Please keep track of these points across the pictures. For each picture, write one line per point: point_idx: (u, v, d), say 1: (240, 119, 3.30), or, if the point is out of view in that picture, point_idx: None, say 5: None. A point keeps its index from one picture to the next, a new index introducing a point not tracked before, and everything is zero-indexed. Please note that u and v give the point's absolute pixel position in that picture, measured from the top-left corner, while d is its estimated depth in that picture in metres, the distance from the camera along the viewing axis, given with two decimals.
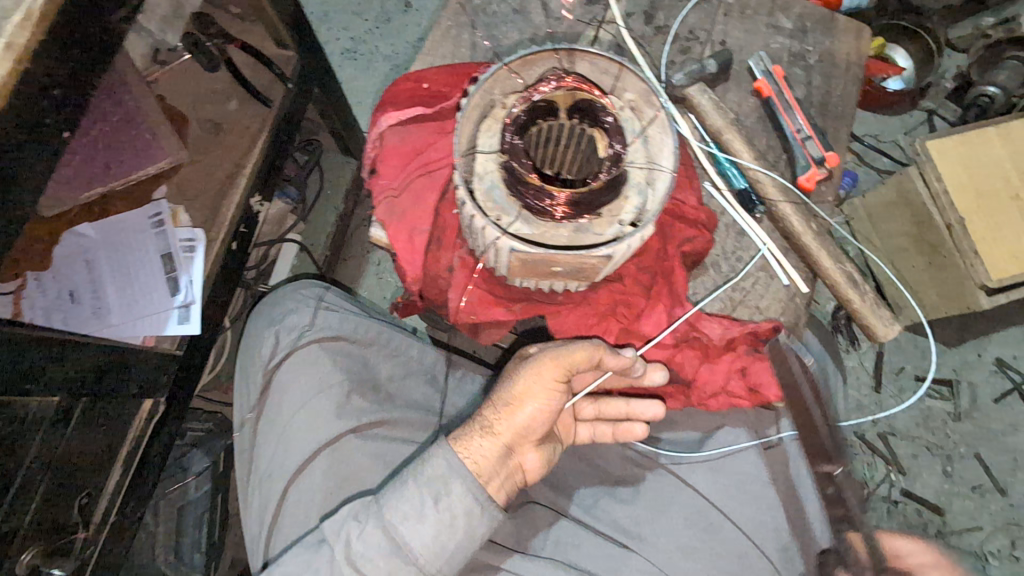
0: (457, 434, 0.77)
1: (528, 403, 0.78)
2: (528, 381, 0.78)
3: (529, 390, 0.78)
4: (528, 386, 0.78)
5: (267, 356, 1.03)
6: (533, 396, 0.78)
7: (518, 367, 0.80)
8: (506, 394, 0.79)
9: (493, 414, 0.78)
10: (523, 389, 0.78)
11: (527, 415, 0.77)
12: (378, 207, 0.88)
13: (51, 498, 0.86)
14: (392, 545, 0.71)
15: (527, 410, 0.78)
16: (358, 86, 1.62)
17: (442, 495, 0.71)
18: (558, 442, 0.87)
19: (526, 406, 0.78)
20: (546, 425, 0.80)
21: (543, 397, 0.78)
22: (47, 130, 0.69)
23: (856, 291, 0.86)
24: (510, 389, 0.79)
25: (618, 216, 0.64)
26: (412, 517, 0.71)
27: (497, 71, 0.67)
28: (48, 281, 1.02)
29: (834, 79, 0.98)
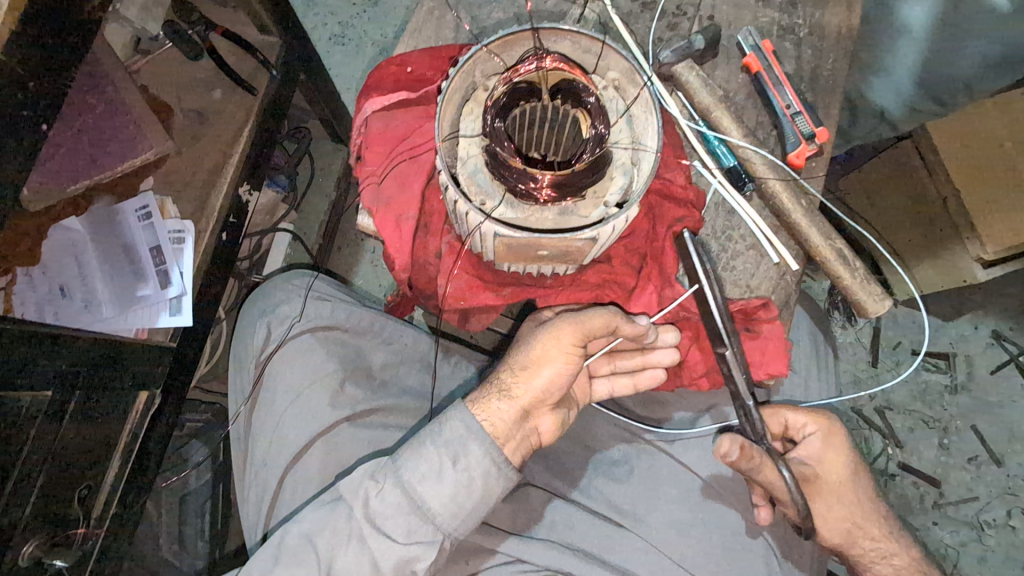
0: (476, 398, 0.78)
1: (544, 366, 0.78)
2: (546, 344, 0.79)
3: (549, 352, 0.78)
4: (548, 349, 0.78)
5: (259, 347, 1.03)
6: (553, 358, 0.78)
7: (535, 331, 0.81)
8: (523, 355, 0.79)
9: (511, 376, 0.79)
10: (541, 350, 0.78)
11: (546, 377, 0.78)
12: (364, 195, 0.87)
13: (51, 491, 0.87)
14: (411, 504, 0.72)
15: (545, 373, 0.78)
16: (346, 72, 1.60)
17: (460, 456, 0.72)
18: (574, 404, 0.88)
19: (545, 367, 0.78)
20: (564, 389, 0.80)
21: (560, 361, 0.78)
22: (24, 122, 0.68)
23: (847, 268, 0.85)
24: (526, 352, 0.79)
25: (603, 197, 0.63)
26: (430, 476, 0.71)
27: (477, 53, 0.65)
28: (37, 276, 1.02)
29: (825, 53, 0.96)
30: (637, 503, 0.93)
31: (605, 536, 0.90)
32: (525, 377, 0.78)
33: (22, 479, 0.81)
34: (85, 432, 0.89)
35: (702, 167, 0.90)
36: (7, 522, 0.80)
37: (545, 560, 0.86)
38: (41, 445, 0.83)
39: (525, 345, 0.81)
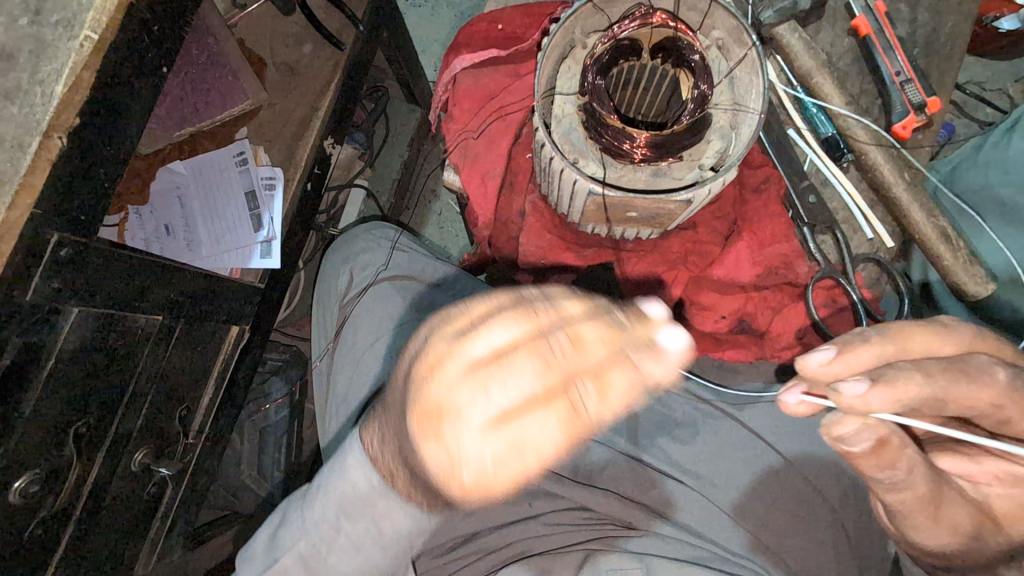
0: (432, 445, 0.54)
1: (536, 422, 0.52)
2: (547, 422, 0.51)
3: (535, 428, 0.52)
4: (459, 436, 0.52)
5: (344, 291, 1.10)
6: (577, 355, 0.52)
7: (469, 360, 0.53)
8: (515, 461, 0.52)
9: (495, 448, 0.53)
10: (512, 455, 0.52)
11: (452, 402, 0.52)
12: (452, 151, 0.96)
13: (158, 409, 0.94)
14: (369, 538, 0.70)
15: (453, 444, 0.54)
16: (425, 31, 1.61)
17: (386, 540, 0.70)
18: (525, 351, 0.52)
19: (467, 418, 0.52)
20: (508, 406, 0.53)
21: (441, 450, 0.53)
22: (148, 65, 0.73)
23: (948, 247, 0.86)
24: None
25: (698, 160, 0.64)
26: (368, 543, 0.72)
27: (581, 7, 0.64)
28: (146, 214, 1.10)
29: (944, 16, 0.95)
30: (707, 469, 0.94)
31: (665, 494, 0.93)
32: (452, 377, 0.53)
33: (135, 395, 0.88)
34: (185, 355, 0.96)
35: (798, 137, 0.93)
36: (124, 431, 0.88)
37: (606, 509, 0.92)
38: (149, 366, 0.89)
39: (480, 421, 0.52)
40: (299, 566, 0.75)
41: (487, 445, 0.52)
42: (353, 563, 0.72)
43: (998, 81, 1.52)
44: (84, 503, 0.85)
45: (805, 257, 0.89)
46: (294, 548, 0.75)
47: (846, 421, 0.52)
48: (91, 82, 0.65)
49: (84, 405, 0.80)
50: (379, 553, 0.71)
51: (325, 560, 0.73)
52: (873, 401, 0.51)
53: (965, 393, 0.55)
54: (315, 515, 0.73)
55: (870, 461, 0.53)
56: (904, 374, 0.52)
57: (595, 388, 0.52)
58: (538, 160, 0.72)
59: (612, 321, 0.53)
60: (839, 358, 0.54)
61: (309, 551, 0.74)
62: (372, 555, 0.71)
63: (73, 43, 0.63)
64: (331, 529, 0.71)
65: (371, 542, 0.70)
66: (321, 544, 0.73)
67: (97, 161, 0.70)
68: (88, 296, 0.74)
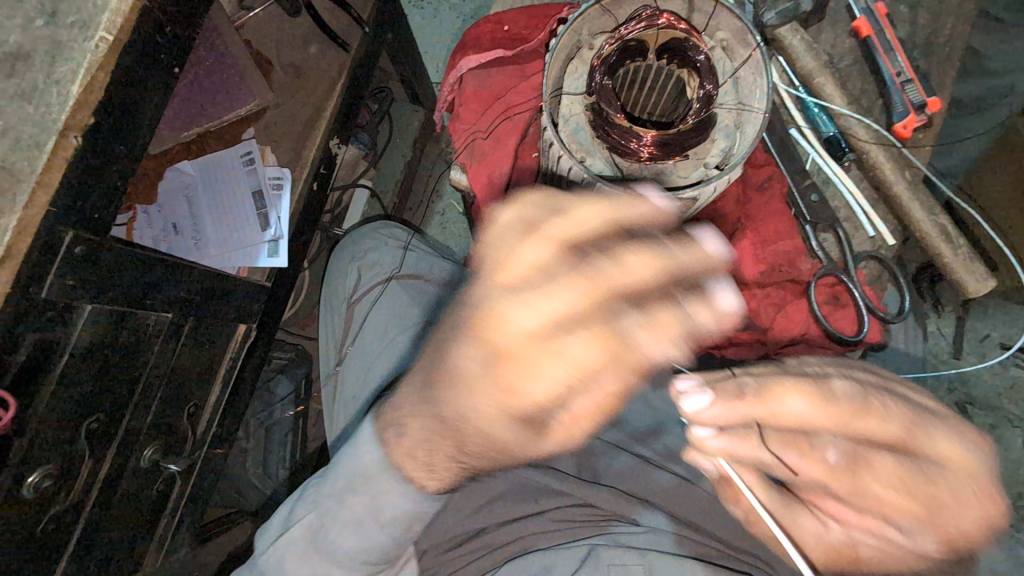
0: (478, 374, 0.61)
1: (636, 334, 0.58)
2: (649, 334, 0.58)
3: (636, 342, 0.58)
4: (561, 338, 0.57)
5: (350, 290, 1.11)
6: (637, 264, 0.57)
7: (518, 254, 0.57)
8: (549, 367, 0.58)
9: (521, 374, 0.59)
10: (609, 339, 0.58)
11: (542, 319, 0.57)
12: (458, 151, 0.98)
13: (166, 405, 0.95)
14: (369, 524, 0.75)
15: (542, 384, 0.59)
16: (428, 33, 1.62)
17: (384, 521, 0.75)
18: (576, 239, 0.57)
19: (556, 274, 0.56)
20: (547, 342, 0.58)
21: (480, 355, 0.60)
22: (161, 64, 0.74)
23: (949, 245, 0.89)
24: (473, 426, 0.65)
25: (703, 159, 0.66)
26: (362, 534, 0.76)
27: (588, 8, 0.65)
28: (155, 214, 1.12)
29: (943, 17, 0.97)
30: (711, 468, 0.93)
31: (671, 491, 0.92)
32: (534, 284, 0.57)
33: (146, 391, 0.89)
34: (194, 352, 0.97)
35: (800, 136, 0.93)
36: (134, 427, 0.89)
37: (610, 506, 0.93)
38: (159, 363, 0.90)
39: (533, 319, 0.57)
40: (304, 540, 0.80)
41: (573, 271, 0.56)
42: (352, 545, 0.77)
43: None
44: (95, 498, 0.86)
45: (807, 255, 0.90)
46: (302, 520, 0.80)
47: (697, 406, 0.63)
48: (104, 81, 0.66)
49: (95, 401, 0.81)
50: (378, 535, 0.76)
51: (327, 538, 0.77)
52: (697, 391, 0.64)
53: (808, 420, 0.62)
54: (325, 488, 0.79)
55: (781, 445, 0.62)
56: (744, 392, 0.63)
57: (645, 323, 0.58)
58: (545, 159, 0.74)
59: (661, 245, 0.57)
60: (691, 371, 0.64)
61: (315, 525, 0.79)
62: (370, 536, 0.76)
63: (88, 43, 0.64)
64: (335, 503, 0.76)
65: (370, 520, 0.75)
66: (325, 519, 0.77)
67: (110, 159, 0.71)
68: (100, 292, 0.75)
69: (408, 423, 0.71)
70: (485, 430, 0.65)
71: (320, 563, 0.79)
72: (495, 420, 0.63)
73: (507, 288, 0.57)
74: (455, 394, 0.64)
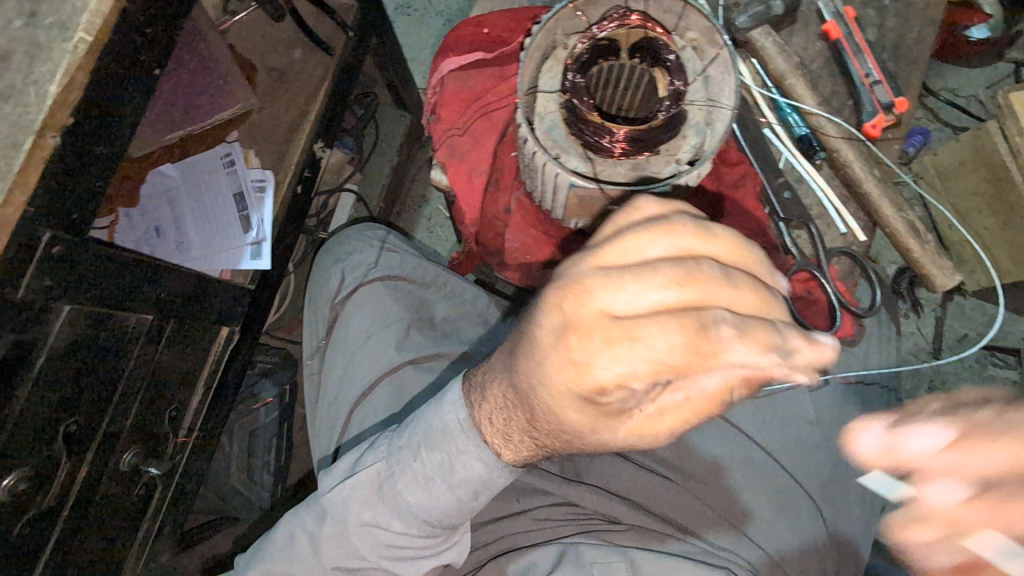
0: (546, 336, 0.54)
1: (733, 343, 0.48)
2: (751, 347, 0.48)
3: (730, 352, 0.48)
4: (650, 326, 0.49)
5: (333, 290, 1.11)
6: (741, 290, 0.51)
7: (623, 238, 0.53)
8: (625, 348, 0.49)
9: (589, 347, 0.51)
10: (702, 340, 0.48)
11: (636, 304, 0.50)
12: (439, 150, 0.99)
13: (147, 407, 0.94)
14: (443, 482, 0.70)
15: (613, 369, 0.50)
16: (413, 40, 1.63)
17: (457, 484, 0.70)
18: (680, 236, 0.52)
19: (654, 262, 0.50)
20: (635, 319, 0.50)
21: (554, 321, 0.53)
22: (141, 65, 0.74)
23: (918, 241, 0.91)
24: (544, 402, 0.58)
25: (675, 155, 0.68)
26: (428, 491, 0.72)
27: (560, 9, 0.70)
28: (137, 217, 1.12)
29: (910, 22, 1.00)
30: (698, 467, 0.92)
31: (650, 487, 0.91)
32: (631, 266, 0.51)
33: (125, 394, 0.88)
34: (175, 354, 0.97)
35: (773, 135, 0.96)
36: (114, 430, 0.88)
37: (593, 505, 0.90)
38: (139, 365, 0.89)
39: (617, 295, 0.50)
40: (371, 488, 0.76)
41: (671, 263, 0.50)
42: (417, 500, 0.73)
43: (969, 87, 1.57)
44: (72, 502, 0.85)
45: (781, 251, 0.92)
46: (371, 468, 0.77)
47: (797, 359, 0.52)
48: (84, 82, 0.66)
49: (72, 403, 0.80)
50: (446, 496, 0.71)
51: (394, 488, 0.74)
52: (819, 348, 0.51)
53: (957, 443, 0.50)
54: (400, 441, 0.75)
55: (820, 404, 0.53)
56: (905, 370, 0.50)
57: (738, 330, 0.48)
58: (523, 156, 0.77)
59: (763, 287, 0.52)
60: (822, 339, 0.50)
61: (384, 473, 0.75)
62: (437, 495, 0.71)
63: (67, 44, 0.64)
64: (410, 454, 0.73)
65: (440, 478, 0.70)
66: (395, 468, 0.74)
67: (89, 159, 0.71)
68: (77, 293, 0.75)
69: (491, 384, 0.65)
70: (554, 412, 0.58)
71: (383, 511, 0.76)
72: (561, 400, 0.56)
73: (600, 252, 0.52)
74: (529, 365, 0.57)
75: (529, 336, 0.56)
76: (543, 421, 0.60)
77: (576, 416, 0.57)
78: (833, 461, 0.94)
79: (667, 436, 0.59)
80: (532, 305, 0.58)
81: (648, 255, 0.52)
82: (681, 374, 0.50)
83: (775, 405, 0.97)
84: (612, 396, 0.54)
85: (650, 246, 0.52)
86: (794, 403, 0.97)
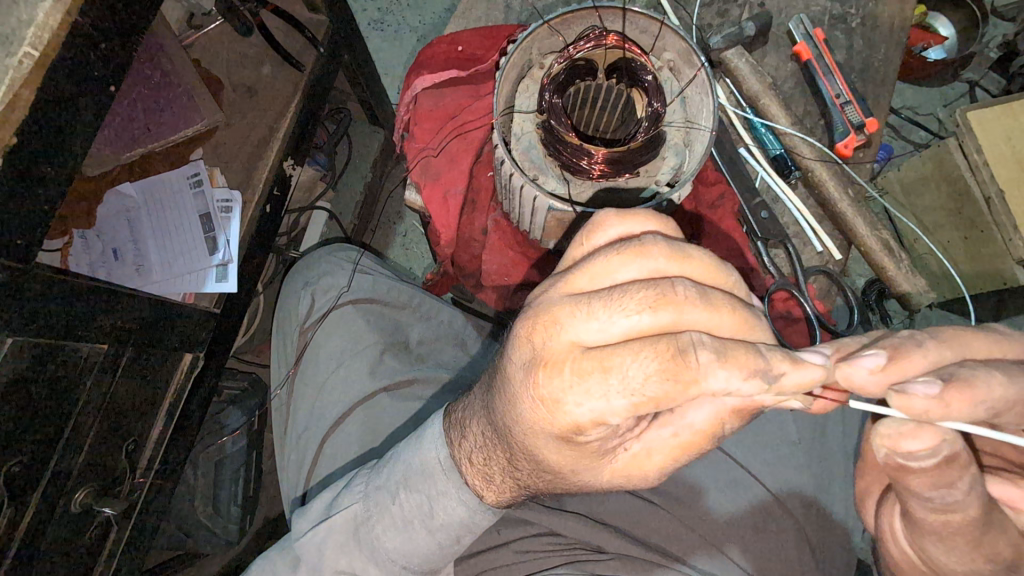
0: (522, 370, 0.53)
1: (712, 368, 0.46)
2: (731, 370, 0.45)
3: (709, 378, 0.46)
4: (621, 355, 0.47)
5: (303, 314, 1.07)
6: (719, 310, 0.48)
7: (594, 263, 0.52)
8: (598, 380, 0.48)
9: (562, 381, 0.50)
10: (678, 366, 0.46)
11: (607, 333, 0.48)
12: (414, 169, 0.98)
13: (101, 444, 0.88)
14: (423, 525, 0.67)
15: (587, 404, 0.49)
16: (386, 56, 1.61)
17: (438, 524, 0.67)
18: (653, 257, 0.51)
19: (624, 287, 0.49)
20: (607, 350, 0.48)
21: (527, 354, 0.53)
22: (97, 82, 0.70)
23: (892, 260, 0.93)
24: (523, 442, 0.57)
25: (655, 176, 0.70)
26: (405, 534, 0.68)
27: (538, 30, 0.71)
28: (93, 239, 1.06)
29: (877, 44, 1.03)
30: (686, 491, 0.90)
31: (636, 514, 0.89)
32: (600, 292, 0.50)
33: (76, 429, 0.83)
34: (133, 386, 0.91)
35: (749, 154, 0.98)
36: (62, 469, 0.82)
37: (577, 534, 0.87)
38: (93, 397, 0.83)
39: (586, 324, 0.49)
40: (347, 531, 0.72)
41: (641, 286, 0.49)
42: (396, 546, 0.69)
43: (928, 106, 1.62)
44: (16, 548, 0.79)
45: (760, 271, 0.93)
46: (348, 509, 0.73)
47: (920, 435, 0.46)
48: (31, 100, 0.63)
49: (14, 442, 0.74)
50: (426, 540, 0.68)
51: (372, 534, 0.70)
52: (952, 406, 0.44)
53: (1006, 415, 0.48)
54: (377, 480, 0.71)
55: (927, 478, 0.46)
56: (984, 374, 0.45)
57: (716, 354, 0.46)
58: (499, 176, 0.78)
59: (744, 305, 0.50)
60: (961, 388, 0.44)
61: (361, 515, 0.71)
62: (417, 540, 0.68)
63: (11, 59, 0.61)
64: (388, 496, 0.69)
65: (420, 522, 0.67)
66: (373, 510, 0.70)
67: (40, 183, 0.66)
68: (23, 325, 0.70)
69: (472, 425, 0.65)
70: (534, 451, 0.57)
71: (359, 557, 0.72)
72: (538, 439, 0.55)
73: (571, 280, 0.52)
74: (505, 403, 0.56)
75: (504, 372, 0.56)
76: (524, 461, 0.60)
77: (556, 456, 0.57)
78: (818, 479, 0.93)
79: (656, 474, 0.58)
80: (506, 340, 0.58)
81: (619, 279, 0.51)
82: (661, 405, 0.48)
83: (758, 425, 0.96)
84: (591, 435, 0.53)
85: (622, 271, 0.51)
86: (776, 423, 0.96)
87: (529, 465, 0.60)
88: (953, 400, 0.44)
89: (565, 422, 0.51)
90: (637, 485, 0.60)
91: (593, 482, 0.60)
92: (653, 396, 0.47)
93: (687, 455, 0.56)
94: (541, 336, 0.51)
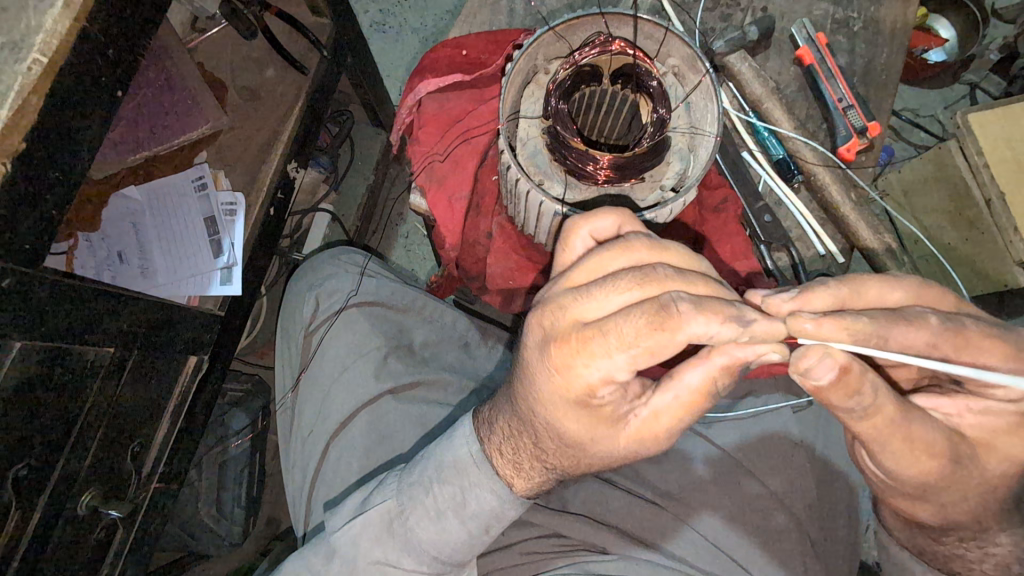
0: (536, 353, 0.57)
1: (692, 316, 0.48)
2: (709, 317, 0.48)
3: (691, 325, 0.48)
4: (614, 319, 0.51)
5: (309, 318, 1.08)
6: (698, 284, 0.52)
7: (588, 258, 0.56)
8: (599, 344, 0.51)
9: (568, 352, 0.53)
10: (663, 318, 0.48)
11: (604, 309, 0.52)
12: (419, 172, 0.99)
13: (106, 446, 0.88)
14: (458, 515, 0.67)
15: (593, 367, 0.52)
16: (389, 58, 1.62)
17: (465, 511, 0.67)
18: (638, 247, 0.55)
19: (614, 273, 0.53)
20: (604, 319, 0.52)
21: (539, 340, 0.57)
22: (104, 87, 0.70)
23: (896, 264, 0.94)
24: (543, 417, 0.60)
25: (659, 181, 0.71)
26: (433, 522, 0.68)
27: (543, 35, 0.71)
28: (98, 243, 1.06)
29: (879, 47, 1.04)
30: (688, 492, 0.90)
31: (637, 514, 0.89)
32: (596, 280, 0.54)
33: (82, 431, 0.83)
34: (139, 388, 0.91)
35: (752, 158, 0.99)
36: (68, 472, 0.82)
37: (580, 535, 0.88)
38: (99, 399, 0.84)
39: (584, 304, 0.53)
40: (381, 524, 0.72)
41: (629, 270, 0.53)
42: (429, 537, 0.69)
43: (930, 107, 1.62)
44: (21, 551, 0.79)
45: (763, 273, 0.93)
46: (381, 504, 0.72)
47: (812, 352, 0.52)
48: (39, 105, 0.63)
49: (20, 444, 0.75)
50: (458, 531, 0.68)
51: (406, 525, 0.70)
52: (828, 327, 0.52)
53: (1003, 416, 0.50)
54: (411, 477, 0.71)
55: (839, 392, 0.53)
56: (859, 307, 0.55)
57: (694, 305, 0.48)
58: (504, 181, 0.78)
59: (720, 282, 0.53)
60: (840, 314, 0.54)
61: (395, 511, 0.71)
62: (449, 531, 0.68)
63: (20, 65, 0.61)
64: (421, 490, 0.69)
65: (453, 513, 0.67)
66: (406, 503, 0.70)
67: (45, 188, 0.66)
68: (30, 330, 0.70)
69: (501, 421, 0.66)
70: (555, 426, 0.60)
71: (393, 548, 0.71)
72: (558, 410, 0.58)
73: (569, 274, 0.57)
74: (527, 386, 0.59)
75: (523, 364, 0.60)
76: (549, 442, 0.62)
77: (576, 427, 0.59)
78: (820, 481, 0.94)
79: (667, 435, 0.59)
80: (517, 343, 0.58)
81: (608, 268, 0.55)
82: (658, 357, 0.50)
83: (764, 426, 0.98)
84: (605, 397, 0.56)
85: (613, 261, 0.55)
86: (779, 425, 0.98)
87: (554, 444, 0.62)
88: (828, 323, 0.52)
89: (579, 388, 0.54)
90: (651, 454, 0.62)
91: (609, 458, 0.62)
92: (646, 348, 0.49)
93: (694, 412, 0.58)
94: (549, 322, 0.55)
